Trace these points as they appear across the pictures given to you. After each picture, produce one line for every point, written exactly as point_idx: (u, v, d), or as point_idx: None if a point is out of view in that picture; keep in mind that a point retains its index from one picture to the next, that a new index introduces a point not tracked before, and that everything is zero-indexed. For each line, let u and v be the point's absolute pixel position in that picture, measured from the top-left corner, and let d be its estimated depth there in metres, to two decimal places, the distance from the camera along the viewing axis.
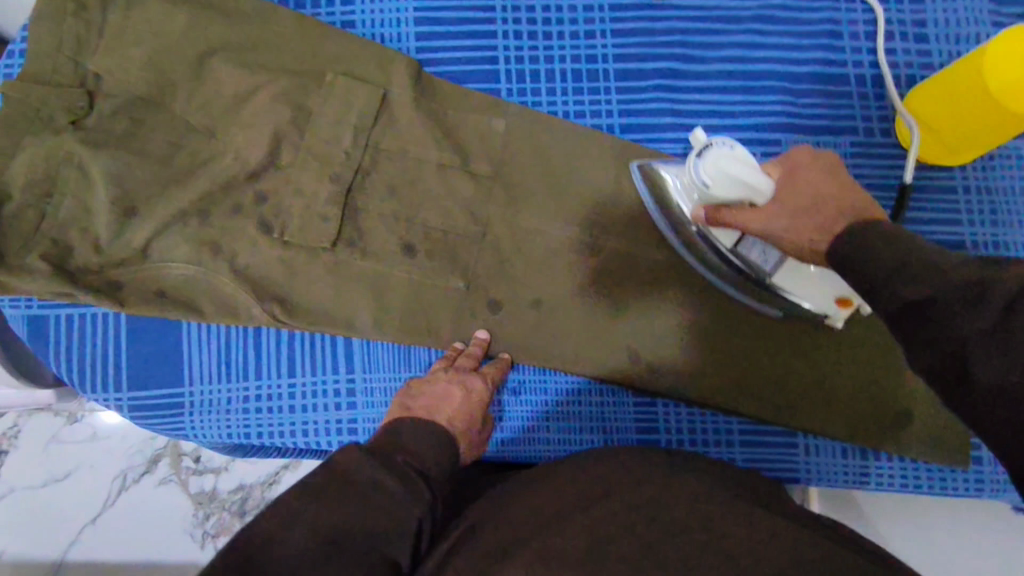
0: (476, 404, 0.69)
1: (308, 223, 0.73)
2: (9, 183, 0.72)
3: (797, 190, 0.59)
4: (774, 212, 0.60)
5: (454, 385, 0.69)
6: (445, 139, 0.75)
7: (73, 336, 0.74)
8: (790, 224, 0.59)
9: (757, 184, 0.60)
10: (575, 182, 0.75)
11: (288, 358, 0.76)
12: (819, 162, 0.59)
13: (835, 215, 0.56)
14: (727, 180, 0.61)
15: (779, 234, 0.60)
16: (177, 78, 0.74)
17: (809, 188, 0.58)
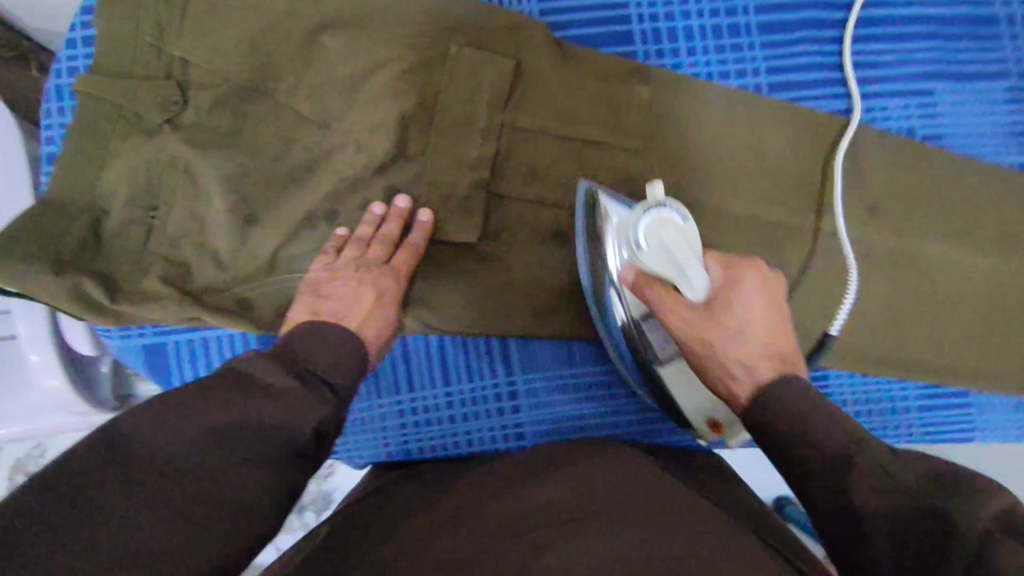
0: (376, 298, 0.63)
1: (449, 218, 0.67)
2: (110, 201, 0.63)
3: (744, 316, 0.58)
4: (704, 327, 0.59)
5: (356, 284, 0.63)
6: (588, 112, 0.68)
7: (196, 363, 0.67)
8: (716, 339, 0.58)
9: (697, 282, 0.57)
10: (728, 148, 0.69)
11: (440, 366, 0.70)
12: (761, 283, 0.59)
13: (786, 359, 0.57)
14: (676, 265, 0.57)
15: (717, 357, 0.59)
16: (280, 62, 0.65)
17: (750, 314, 0.58)
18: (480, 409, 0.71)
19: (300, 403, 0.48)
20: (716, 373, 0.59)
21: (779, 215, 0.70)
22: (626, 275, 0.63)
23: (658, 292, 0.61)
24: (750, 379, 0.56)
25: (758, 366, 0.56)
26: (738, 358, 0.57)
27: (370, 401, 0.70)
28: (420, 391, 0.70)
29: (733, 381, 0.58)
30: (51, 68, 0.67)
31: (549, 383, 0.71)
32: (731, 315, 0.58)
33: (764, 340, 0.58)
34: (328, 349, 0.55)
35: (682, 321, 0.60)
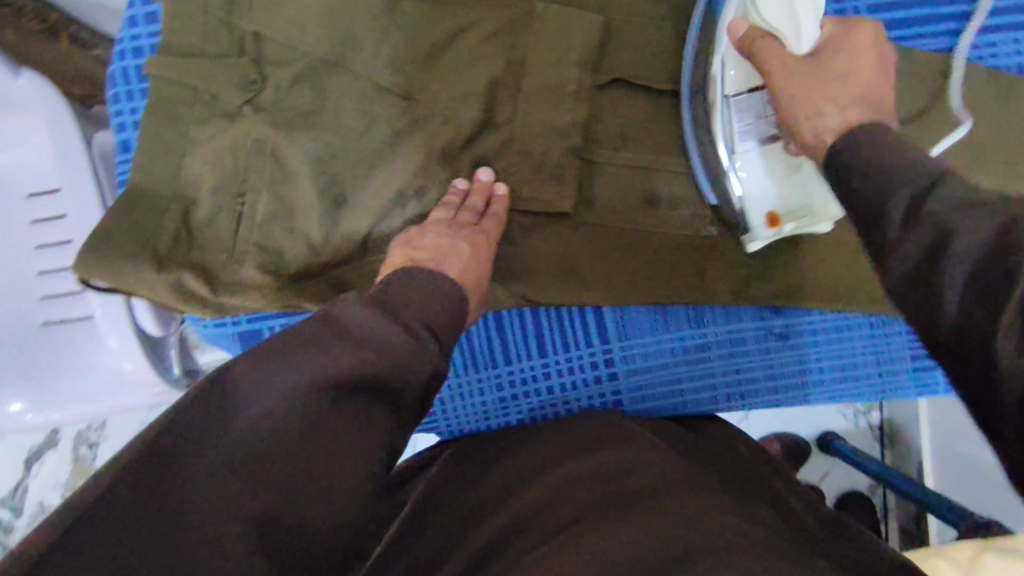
0: (475, 258, 0.58)
1: (541, 187, 0.64)
2: (195, 190, 0.61)
3: (868, 82, 0.49)
4: (809, 74, 0.50)
5: (456, 241, 0.58)
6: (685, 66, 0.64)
7: None
8: (815, 78, 0.49)
9: (807, 36, 0.53)
10: None
11: (537, 336, 0.68)
12: (876, 51, 0.50)
13: (861, 101, 0.47)
14: (792, 15, 0.54)
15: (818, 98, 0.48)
16: (357, 27, 0.61)
17: (865, 81, 0.49)
18: (579, 377, 0.68)
19: (403, 355, 0.43)
20: (805, 127, 0.49)
21: None
22: (736, 28, 0.55)
23: (762, 46, 0.54)
24: (840, 117, 0.46)
25: (848, 106, 0.46)
26: (832, 112, 0.47)
27: (467, 377, 0.69)
28: (518, 363, 0.68)
29: (819, 120, 0.47)
30: (114, 50, 0.63)
31: (648, 350, 0.69)
32: (841, 82, 0.48)
33: (858, 88, 0.48)
34: (421, 300, 0.48)
35: (785, 69, 0.51)
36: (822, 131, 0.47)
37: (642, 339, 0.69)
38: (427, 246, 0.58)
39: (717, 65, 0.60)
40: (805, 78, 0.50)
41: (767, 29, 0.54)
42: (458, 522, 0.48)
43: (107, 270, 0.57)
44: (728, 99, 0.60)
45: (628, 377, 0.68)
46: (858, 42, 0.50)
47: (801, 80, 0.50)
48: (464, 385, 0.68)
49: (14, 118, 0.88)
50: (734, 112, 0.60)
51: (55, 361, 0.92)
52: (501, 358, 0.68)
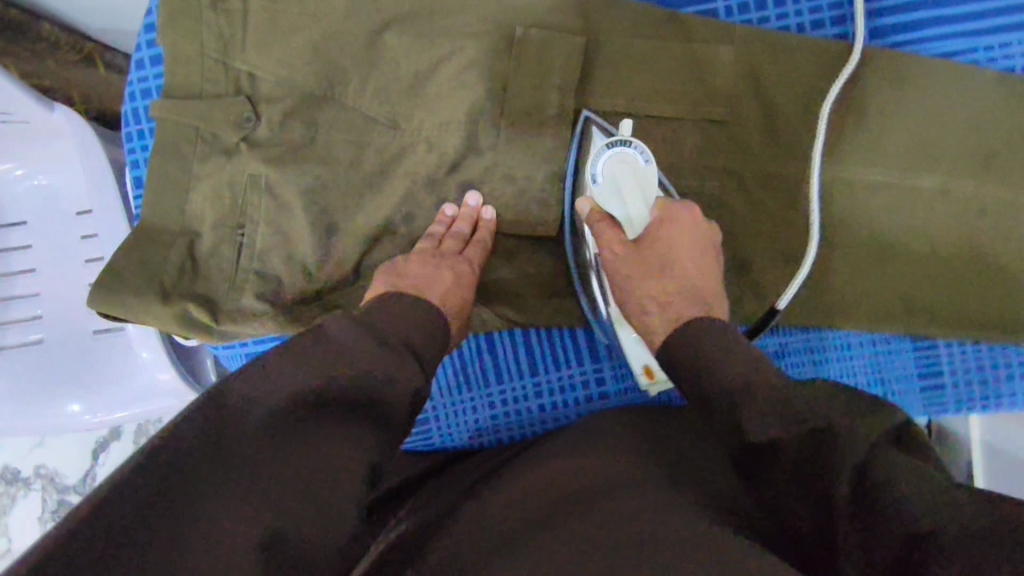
0: (460, 285, 0.61)
1: (525, 211, 0.65)
2: (198, 222, 0.65)
3: (684, 267, 0.57)
4: (636, 268, 0.58)
5: (442, 269, 0.61)
6: (668, 84, 0.64)
7: None
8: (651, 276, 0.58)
9: (638, 220, 0.60)
10: (824, 106, 0.64)
11: (526, 354, 0.70)
12: (692, 231, 0.58)
13: (688, 298, 0.55)
14: (624, 198, 0.60)
15: (657, 301, 0.57)
16: (344, 62, 0.63)
17: (686, 267, 0.57)
18: (570, 395, 0.70)
19: (390, 372, 0.46)
20: (635, 316, 0.59)
21: (882, 176, 0.64)
22: (581, 207, 0.62)
23: (606, 229, 0.60)
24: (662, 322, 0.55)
25: (668, 305, 0.56)
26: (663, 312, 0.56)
27: (461, 394, 0.70)
28: (509, 382, 0.70)
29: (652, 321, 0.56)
30: (125, 92, 0.68)
31: None
32: (665, 276, 0.57)
33: (684, 276, 0.57)
34: (405, 322, 0.52)
35: (621, 262, 0.59)
36: (650, 331, 0.57)
37: None
38: (410, 272, 0.60)
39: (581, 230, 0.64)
40: (638, 275, 0.58)
41: (608, 211, 0.61)
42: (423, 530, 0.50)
43: (118, 300, 0.61)
44: (595, 261, 0.63)
45: (619, 396, 0.69)
46: (677, 218, 0.58)
47: (631, 269, 0.58)
48: (458, 404, 0.70)
49: (57, 146, 0.96)
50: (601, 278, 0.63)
51: (100, 368, 1.00)
52: (494, 377, 0.70)
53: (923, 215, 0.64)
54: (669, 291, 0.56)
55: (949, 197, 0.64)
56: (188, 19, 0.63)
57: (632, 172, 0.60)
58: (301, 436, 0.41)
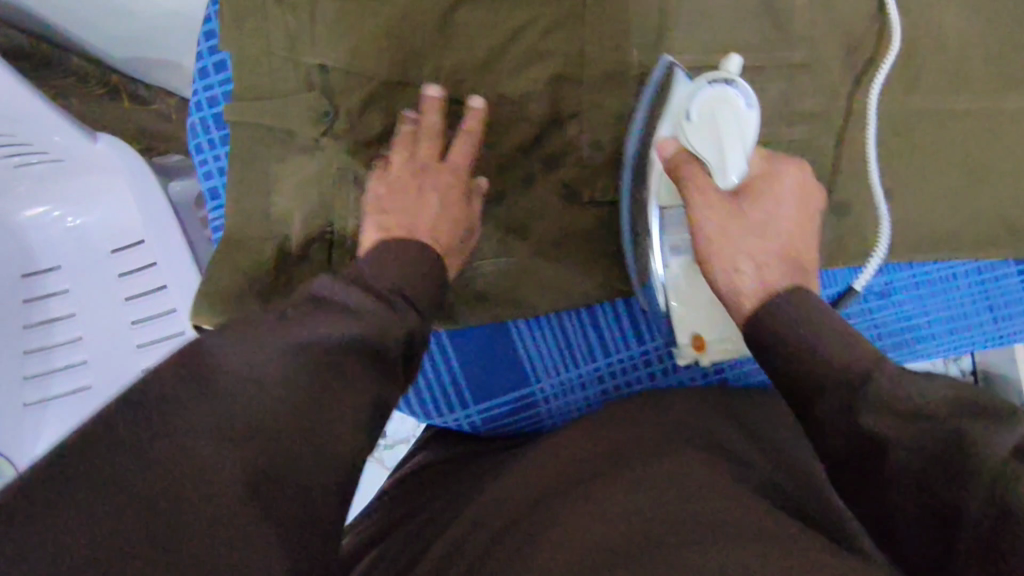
0: (449, 202, 0.59)
1: (617, 176, 0.64)
2: (285, 224, 0.63)
3: (780, 230, 0.53)
4: (727, 218, 0.53)
5: (425, 192, 0.59)
6: (747, 32, 0.63)
7: None
8: (739, 232, 0.52)
9: (731, 172, 0.55)
10: (908, 35, 0.63)
11: (630, 323, 0.68)
12: (795, 194, 0.55)
13: (782, 260, 0.51)
14: (721, 143, 0.55)
15: (744, 252, 0.51)
16: (419, 46, 0.62)
17: (785, 229, 0.54)
18: (679, 359, 0.68)
19: (382, 319, 0.45)
20: (721, 276, 0.52)
21: (968, 104, 0.64)
22: (663, 146, 0.57)
23: (688, 172, 0.55)
24: (760, 284, 0.50)
25: (767, 266, 0.51)
26: (758, 270, 0.50)
27: (569, 373, 0.68)
28: (616, 354, 0.68)
29: (736, 278, 0.51)
30: (189, 102, 0.65)
31: None
32: (756, 232, 0.53)
33: (782, 239, 0.53)
34: (393, 267, 0.50)
35: (715, 212, 0.53)
36: (738, 293, 0.51)
37: None
38: (399, 194, 0.58)
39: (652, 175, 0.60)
40: (723, 227, 0.53)
41: (692, 153, 0.56)
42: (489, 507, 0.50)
43: (220, 312, 0.60)
44: (660, 210, 0.59)
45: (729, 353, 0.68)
46: (783, 176, 0.56)
47: (723, 225, 0.53)
48: (566, 384, 0.68)
49: (90, 181, 0.91)
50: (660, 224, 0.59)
51: None
52: (600, 351, 0.68)
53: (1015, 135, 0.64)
54: (756, 247, 0.52)
55: None
56: (252, 14, 0.60)
57: (732, 116, 0.55)
58: (328, 412, 0.40)
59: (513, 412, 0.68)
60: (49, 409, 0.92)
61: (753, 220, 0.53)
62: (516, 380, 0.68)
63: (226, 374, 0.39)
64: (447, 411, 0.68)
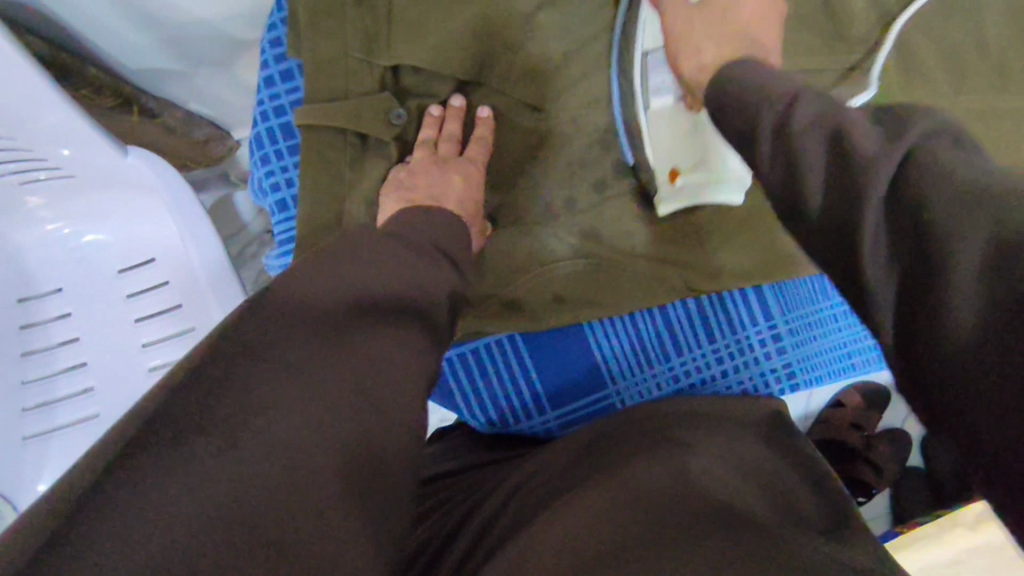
0: (473, 187, 0.61)
1: None
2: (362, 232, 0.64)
3: (754, 24, 0.51)
4: (694, 18, 0.51)
5: (449, 172, 0.60)
6: (806, 36, 0.66)
7: (473, 373, 0.70)
8: (706, 22, 0.51)
9: None
10: (952, 40, 0.68)
11: (703, 322, 0.69)
12: None
13: (745, 38, 0.49)
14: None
15: (708, 37, 0.50)
16: (496, 46, 0.62)
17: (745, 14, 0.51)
18: (752, 358, 0.69)
19: (422, 276, 0.44)
20: (686, 64, 0.52)
21: (1013, 101, 0.68)
22: None
23: None
24: (717, 55, 0.48)
25: (725, 45, 0.48)
26: (719, 45, 0.49)
27: (644, 375, 0.69)
28: (689, 354, 0.69)
29: (696, 53, 0.50)
30: (254, 111, 0.65)
31: (812, 318, 0.70)
32: (725, 25, 0.50)
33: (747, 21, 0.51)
34: (427, 227, 0.50)
35: (680, 16, 0.53)
36: (697, 61, 0.50)
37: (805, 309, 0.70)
38: (419, 178, 0.60)
39: (641, 23, 0.60)
40: (689, 25, 0.51)
41: None
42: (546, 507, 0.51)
43: None
44: (645, 54, 0.60)
45: (801, 350, 0.69)
46: None
47: (686, 20, 0.52)
48: (641, 385, 0.69)
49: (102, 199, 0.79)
50: (651, 65, 0.60)
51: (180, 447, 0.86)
52: (673, 351, 0.69)
53: None
54: (723, 24, 0.50)
55: None
56: (331, 17, 0.60)
57: None
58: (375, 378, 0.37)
59: (588, 413, 0.70)
60: (49, 447, 0.76)
61: (727, 17, 0.50)
62: (590, 381, 0.70)
63: (381, 366, 0.38)
64: (524, 414, 0.70)
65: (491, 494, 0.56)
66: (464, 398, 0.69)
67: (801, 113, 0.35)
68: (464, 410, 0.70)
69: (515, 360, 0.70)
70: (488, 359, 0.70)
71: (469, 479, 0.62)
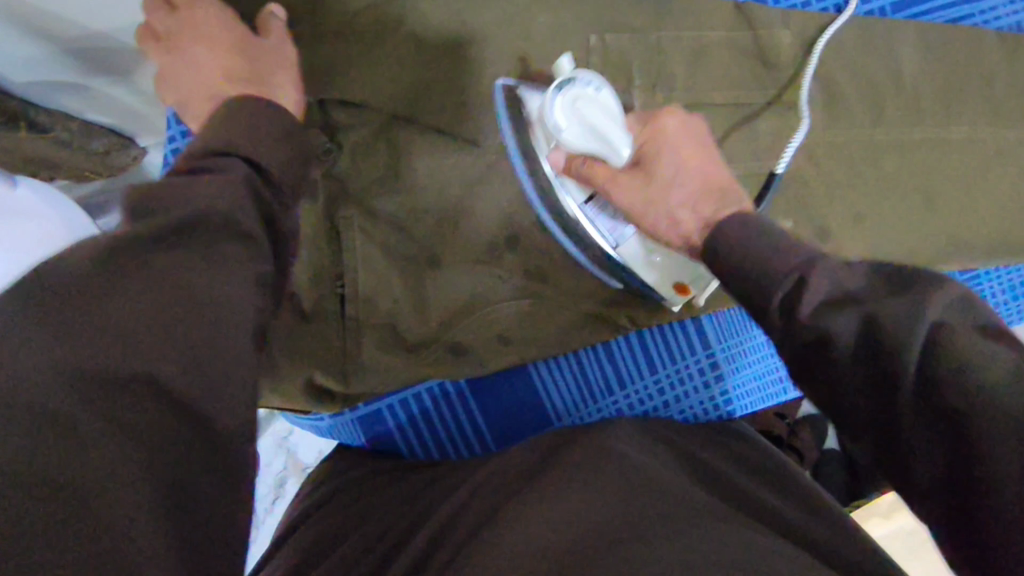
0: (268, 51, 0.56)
1: None
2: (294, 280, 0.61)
3: (704, 161, 0.54)
4: (650, 191, 0.54)
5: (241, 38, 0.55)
6: (738, 72, 0.68)
7: (414, 416, 0.69)
8: (666, 198, 0.53)
9: (619, 144, 0.57)
10: (870, 75, 0.71)
11: (644, 356, 0.70)
12: (688, 129, 0.55)
13: (712, 184, 0.52)
14: (598, 135, 0.57)
15: (681, 182, 0.53)
16: (428, 78, 0.61)
17: (685, 169, 0.53)
18: (690, 386, 0.70)
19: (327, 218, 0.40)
20: (665, 228, 0.54)
21: (923, 133, 0.72)
22: (557, 160, 0.59)
23: (590, 167, 0.57)
24: (699, 222, 0.51)
25: (702, 207, 0.51)
26: (703, 214, 0.51)
27: (587, 408, 0.70)
28: (631, 386, 0.69)
29: (682, 229, 0.53)
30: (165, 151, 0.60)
31: (746, 345, 0.71)
32: (685, 175, 0.53)
33: (694, 176, 0.53)
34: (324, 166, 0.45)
35: (625, 188, 0.55)
36: (687, 237, 0.52)
37: (739, 337, 0.71)
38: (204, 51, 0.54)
39: (553, 184, 0.61)
40: (631, 182, 0.55)
41: (581, 152, 0.58)
42: (472, 529, 0.49)
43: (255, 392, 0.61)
44: (581, 207, 0.61)
45: (737, 377, 0.71)
46: (676, 126, 0.55)
47: (643, 193, 0.54)
48: (583, 419, 0.70)
49: None
50: (592, 215, 0.61)
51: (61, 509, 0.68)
52: (613, 384, 0.69)
53: (959, 161, 0.73)
54: (687, 181, 0.53)
55: (975, 142, 0.73)
56: None
57: (599, 103, 0.58)
58: None
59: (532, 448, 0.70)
60: None
61: (691, 179, 0.53)
62: (534, 417, 0.69)
63: None
64: (468, 452, 0.70)
65: (419, 522, 0.53)
66: (404, 437, 0.69)
67: (812, 299, 0.39)
68: (405, 450, 0.70)
69: (457, 402, 0.69)
70: (428, 401, 0.69)
71: (380, 500, 0.59)
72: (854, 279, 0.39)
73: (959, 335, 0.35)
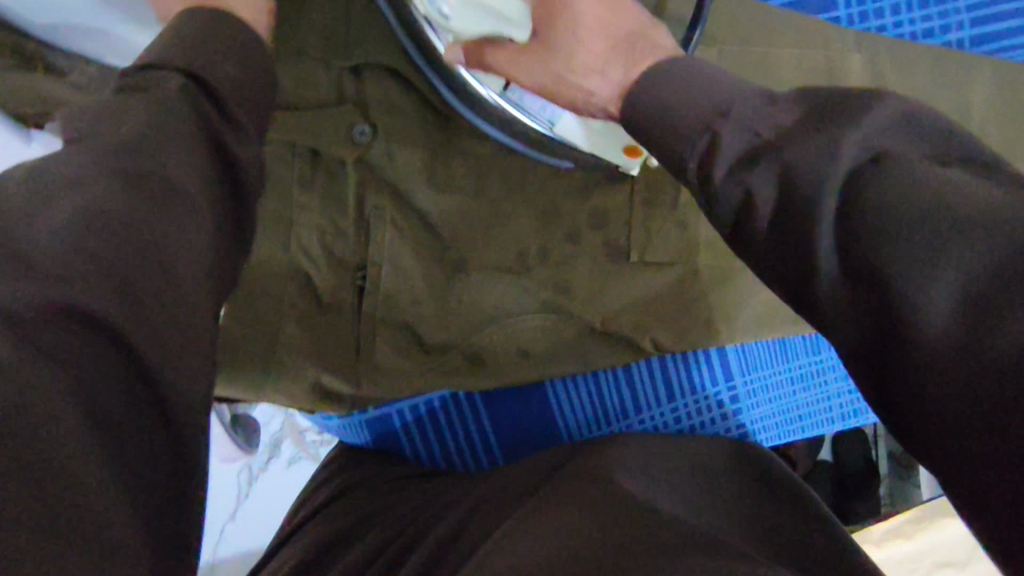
0: None
1: (656, 236, 0.63)
2: (312, 265, 0.59)
3: (603, 14, 0.49)
4: (562, 63, 0.50)
5: None
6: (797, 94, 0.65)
7: (422, 420, 0.68)
8: (580, 66, 0.50)
9: (516, 15, 0.48)
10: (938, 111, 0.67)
11: (664, 384, 0.67)
12: None
13: (617, 43, 0.49)
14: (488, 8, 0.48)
15: (587, 52, 0.49)
16: None
17: (588, 28, 0.49)
18: (707, 418, 0.68)
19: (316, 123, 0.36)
20: (590, 106, 0.51)
21: None
22: (455, 58, 0.52)
23: (492, 52, 0.51)
24: (615, 88, 0.48)
25: (617, 68, 0.48)
26: (620, 74, 0.48)
27: (599, 431, 0.68)
28: (647, 412, 0.67)
29: (605, 100, 0.50)
30: None
31: (769, 381, 0.69)
32: (590, 38, 0.49)
33: (599, 33, 0.49)
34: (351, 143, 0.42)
35: (539, 70, 0.51)
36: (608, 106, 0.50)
37: (764, 372, 0.69)
38: None
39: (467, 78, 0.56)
40: (544, 58, 0.51)
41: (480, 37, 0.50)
42: (474, 539, 0.47)
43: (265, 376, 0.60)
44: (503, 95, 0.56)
45: (756, 414, 0.69)
46: None
47: (556, 69, 0.51)
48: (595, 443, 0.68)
49: None
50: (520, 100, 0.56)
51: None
52: (630, 408, 0.67)
53: None
54: (594, 43, 0.49)
55: None
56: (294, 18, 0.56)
57: None
58: None
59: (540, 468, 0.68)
60: None
61: (594, 35, 0.49)
62: (544, 435, 0.68)
63: None
64: (473, 463, 0.69)
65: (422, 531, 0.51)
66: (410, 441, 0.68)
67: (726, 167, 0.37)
68: (410, 454, 0.69)
69: (468, 413, 0.68)
70: (439, 409, 0.68)
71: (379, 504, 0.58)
72: (779, 128, 0.36)
73: (895, 175, 0.31)
